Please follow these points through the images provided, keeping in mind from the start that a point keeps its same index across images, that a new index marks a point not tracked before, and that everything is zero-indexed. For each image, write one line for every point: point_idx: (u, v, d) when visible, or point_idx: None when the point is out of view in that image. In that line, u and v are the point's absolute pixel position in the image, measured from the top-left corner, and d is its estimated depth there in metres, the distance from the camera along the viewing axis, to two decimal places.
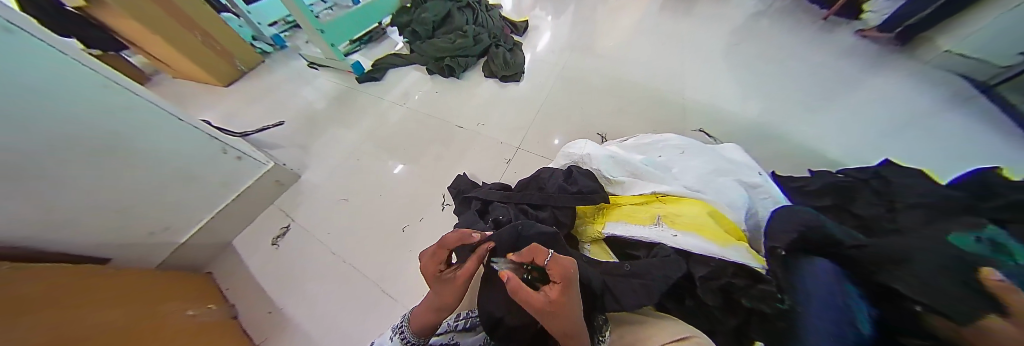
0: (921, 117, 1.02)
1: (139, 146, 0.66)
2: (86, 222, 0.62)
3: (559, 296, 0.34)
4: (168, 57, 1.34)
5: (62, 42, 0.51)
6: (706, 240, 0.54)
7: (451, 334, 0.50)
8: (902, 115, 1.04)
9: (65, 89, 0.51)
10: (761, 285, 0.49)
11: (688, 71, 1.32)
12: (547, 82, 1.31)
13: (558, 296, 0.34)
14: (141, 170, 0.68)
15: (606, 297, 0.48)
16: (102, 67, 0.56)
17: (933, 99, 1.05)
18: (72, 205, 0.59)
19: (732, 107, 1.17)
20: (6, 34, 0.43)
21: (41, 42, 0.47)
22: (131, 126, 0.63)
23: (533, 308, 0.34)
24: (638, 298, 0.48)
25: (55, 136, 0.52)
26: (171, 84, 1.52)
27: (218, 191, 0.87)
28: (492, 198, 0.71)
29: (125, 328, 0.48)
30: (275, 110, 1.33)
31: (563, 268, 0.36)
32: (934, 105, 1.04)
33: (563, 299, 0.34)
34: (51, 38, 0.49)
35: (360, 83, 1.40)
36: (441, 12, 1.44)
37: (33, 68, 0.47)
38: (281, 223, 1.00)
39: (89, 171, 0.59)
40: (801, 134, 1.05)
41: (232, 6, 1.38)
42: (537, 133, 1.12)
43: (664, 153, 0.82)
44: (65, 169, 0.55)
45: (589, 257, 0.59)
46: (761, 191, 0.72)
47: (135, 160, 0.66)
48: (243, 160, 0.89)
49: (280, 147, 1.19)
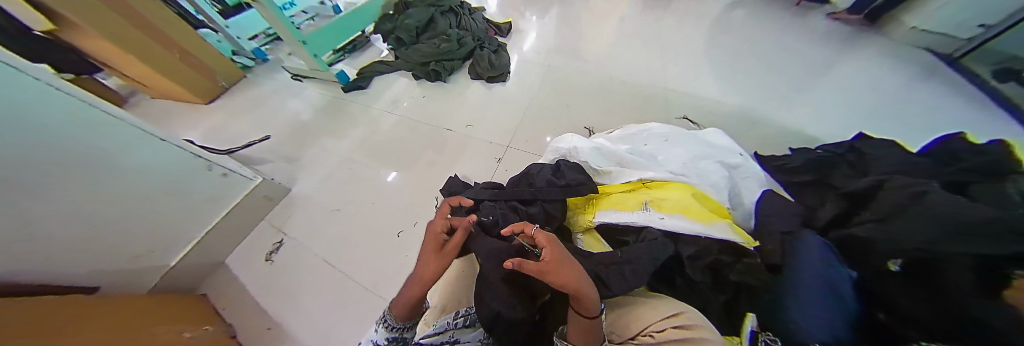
0: (897, 91, 1.08)
1: (124, 167, 0.65)
2: (73, 244, 0.60)
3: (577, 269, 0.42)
4: (147, 78, 1.31)
5: (31, 66, 0.48)
6: (691, 220, 0.59)
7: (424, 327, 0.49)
8: (874, 92, 1.10)
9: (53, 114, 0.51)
10: (744, 260, 0.56)
11: (670, 63, 1.37)
12: (535, 81, 1.34)
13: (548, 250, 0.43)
14: (125, 191, 0.66)
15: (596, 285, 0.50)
16: (73, 89, 0.54)
17: (903, 74, 1.12)
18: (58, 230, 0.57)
19: (713, 95, 1.22)
20: None
21: (11, 68, 0.45)
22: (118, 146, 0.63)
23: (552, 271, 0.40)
24: (628, 282, 0.49)
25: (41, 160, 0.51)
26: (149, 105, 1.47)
27: (206, 208, 0.86)
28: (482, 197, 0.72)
29: None
30: (261, 124, 1.32)
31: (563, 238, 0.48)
32: (908, 79, 1.10)
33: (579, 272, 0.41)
34: (17, 63, 0.46)
35: (345, 92, 1.39)
36: (423, 17, 1.45)
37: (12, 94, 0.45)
38: (272, 239, 0.99)
39: (84, 193, 0.59)
40: (780, 117, 1.11)
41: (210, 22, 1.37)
42: (527, 132, 1.14)
43: (649, 142, 0.84)
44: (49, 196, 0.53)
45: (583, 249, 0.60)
46: (741, 171, 0.75)
47: (124, 180, 0.65)
48: (228, 176, 0.88)
49: (270, 162, 1.18)
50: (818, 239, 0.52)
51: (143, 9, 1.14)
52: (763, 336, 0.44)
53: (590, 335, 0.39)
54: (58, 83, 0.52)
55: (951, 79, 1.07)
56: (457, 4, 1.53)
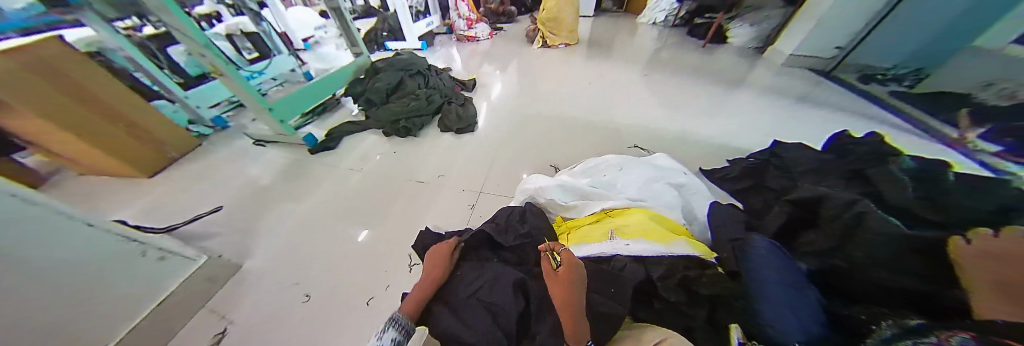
0: (788, 110, 1.38)
1: (70, 258, 0.61)
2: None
3: (568, 271, 0.55)
4: (78, 154, 1.22)
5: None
6: (654, 244, 0.63)
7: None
8: (777, 112, 1.37)
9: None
10: (707, 270, 0.58)
11: (615, 98, 1.59)
12: (501, 126, 1.46)
13: (564, 272, 0.55)
14: (60, 285, 0.58)
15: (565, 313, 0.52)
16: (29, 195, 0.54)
17: (790, 100, 1.43)
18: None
19: (653, 120, 1.42)
20: None
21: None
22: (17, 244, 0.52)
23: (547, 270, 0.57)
24: (607, 328, 0.51)
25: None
26: (76, 188, 1.34)
27: (138, 303, 0.74)
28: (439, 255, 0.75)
29: None
30: (216, 197, 1.25)
31: (570, 257, 0.58)
32: (792, 102, 1.42)
33: (567, 274, 0.54)
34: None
35: (314, 154, 1.39)
36: (393, 80, 1.57)
37: None
38: (215, 328, 0.87)
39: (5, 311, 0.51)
40: (712, 135, 1.31)
41: (167, 93, 1.40)
42: (497, 175, 1.21)
43: (607, 172, 0.94)
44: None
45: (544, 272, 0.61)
46: (687, 188, 0.87)
47: (51, 281, 0.57)
48: (167, 259, 0.81)
49: (225, 234, 1.11)
50: (767, 244, 0.58)
51: (85, 80, 1.13)
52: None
53: None
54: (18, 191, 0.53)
55: (809, 103, 1.40)
56: (424, 67, 1.70)
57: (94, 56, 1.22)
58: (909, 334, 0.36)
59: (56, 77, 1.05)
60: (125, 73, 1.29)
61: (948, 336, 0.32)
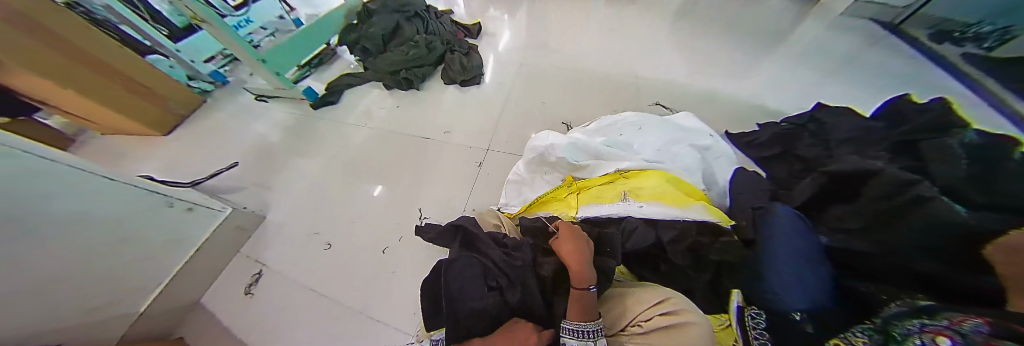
0: (844, 62, 1.18)
1: (97, 209, 0.64)
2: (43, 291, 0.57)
3: (568, 233, 0.55)
4: (85, 111, 1.22)
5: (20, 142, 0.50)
6: (668, 205, 0.60)
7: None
8: (829, 64, 1.18)
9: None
10: (722, 238, 0.56)
11: (638, 49, 1.41)
12: (509, 80, 1.35)
13: (564, 235, 0.56)
14: (87, 234, 0.63)
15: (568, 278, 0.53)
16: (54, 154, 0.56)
17: (850, 48, 1.21)
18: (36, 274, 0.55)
19: (679, 76, 1.26)
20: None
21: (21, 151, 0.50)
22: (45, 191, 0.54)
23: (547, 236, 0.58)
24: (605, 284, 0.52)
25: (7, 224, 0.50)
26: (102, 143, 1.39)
27: (168, 249, 0.82)
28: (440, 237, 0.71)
29: None
30: (231, 152, 1.27)
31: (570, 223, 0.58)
32: (852, 51, 1.20)
33: (569, 235, 0.55)
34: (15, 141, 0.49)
35: (314, 109, 1.36)
36: (389, 25, 1.42)
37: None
38: (252, 269, 0.98)
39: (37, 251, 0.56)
40: (745, 93, 1.17)
41: (159, 47, 1.30)
42: (504, 133, 1.15)
43: (623, 131, 0.87)
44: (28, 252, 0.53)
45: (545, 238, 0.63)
46: (710, 151, 0.80)
47: (74, 236, 0.61)
48: (194, 210, 0.86)
49: (243, 188, 1.15)
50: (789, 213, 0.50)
51: (74, 37, 1.07)
52: (750, 311, 0.47)
53: (584, 307, 0.44)
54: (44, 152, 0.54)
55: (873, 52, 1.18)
56: (422, 9, 1.51)
57: (74, 8, 1.10)
58: (918, 312, 0.30)
59: (46, 35, 1.00)
60: (109, 26, 1.19)
61: (961, 320, 0.24)
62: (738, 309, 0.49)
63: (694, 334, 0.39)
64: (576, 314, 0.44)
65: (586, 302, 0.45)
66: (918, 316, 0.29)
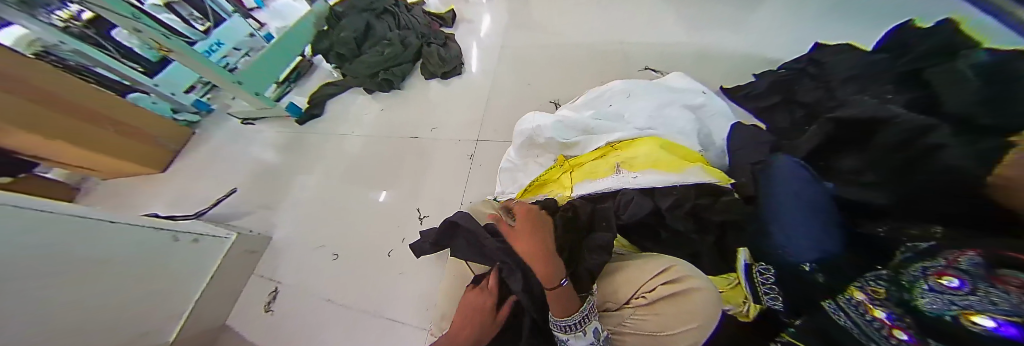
0: None
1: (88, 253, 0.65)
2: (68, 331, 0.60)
3: (526, 223, 0.51)
4: (79, 160, 1.23)
5: None
6: (663, 172, 0.58)
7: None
8: None
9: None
10: (723, 197, 0.55)
11: (621, 11, 1.33)
12: (491, 65, 1.30)
13: (522, 225, 0.51)
14: (100, 276, 0.66)
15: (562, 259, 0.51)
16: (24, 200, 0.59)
17: None
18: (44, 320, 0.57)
19: (666, 35, 1.20)
20: None
21: None
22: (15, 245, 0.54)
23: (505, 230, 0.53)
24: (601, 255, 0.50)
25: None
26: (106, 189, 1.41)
27: (191, 279, 0.87)
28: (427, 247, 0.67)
29: None
30: (229, 179, 1.28)
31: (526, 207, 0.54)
32: None
33: (528, 224, 0.51)
34: None
35: (303, 125, 1.35)
36: (360, 27, 1.38)
37: None
38: (268, 289, 1.01)
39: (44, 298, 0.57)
40: (738, 43, 1.11)
41: (136, 85, 1.27)
42: (492, 122, 1.13)
43: (612, 101, 0.84)
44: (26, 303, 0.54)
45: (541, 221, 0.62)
46: (703, 109, 0.77)
47: (82, 274, 0.63)
48: (200, 240, 0.91)
49: (247, 213, 1.17)
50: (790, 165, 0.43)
51: (41, 83, 1.07)
52: (757, 267, 0.46)
53: (563, 302, 0.44)
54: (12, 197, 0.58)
55: None
56: (390, 3, 1.45)
57: (44, 58, 1.14)
58: (921, 254, 0.25)
59: (17, 89, 1.03)
60: (84, 71, 1.20)
61: (959, 255, 0.21)
62: (746, 267, 0.49)
63: (698, 298, 0.40)
64: (558, 310, 0.44)
65: (565, 297, 0.44)
66: (920, 260, 0.25)
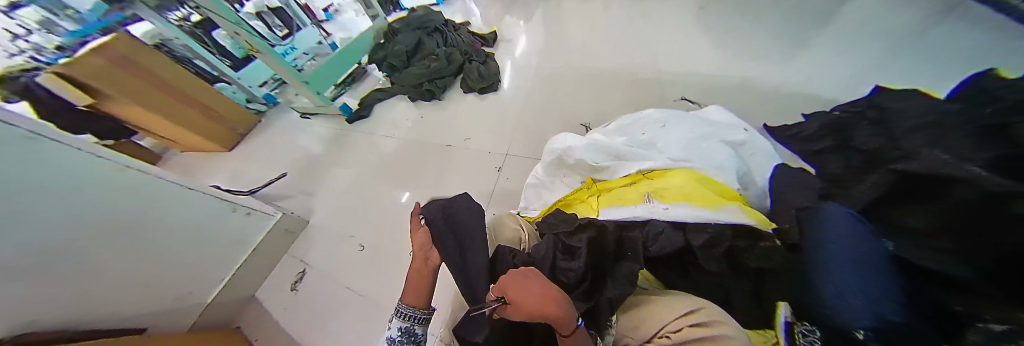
0: (920, 30, 0.99)
1: (168, 213, 0.76)
2: (118, 279, 0.68)
3: (513, 293, 0.38)
4: (169, 133, 1.44)
5: (75, 140, 0.59)
6: (697, 207, 0.56)
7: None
8: (898, 37, 1.00)
9: (29, 157, 0.51)
10: (763, 242, 0.49)
11: (661, 42, 1.34)
12: (527, 83, 1.36)
13: (512, 296, 0.38)
14: (165, 236, 0.75)
15: (580, 288, 0.50)
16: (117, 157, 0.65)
17: (926, 13, 1.02)
18: (104, 266, 0.65)
19: (708, 67, 1.18)
20: (34, 143, 0.52)
21: (68, 147, 0.57)
22: (102, 197, 0.63)
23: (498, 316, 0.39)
24: (625, 287, 0.46)
25: (67, 222, 0.58)
26: (181, 161, 1.63)
27: (236, 251, 0.96)
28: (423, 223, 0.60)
29: None
30: (280, 164, 1.43)
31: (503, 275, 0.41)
32: (931, 16, 1.01)
33: (518, 290, 0.38)
34: (68, 139, 0.58)
35: (350, 123, 1.48)
36: (411, 42, 1.52)
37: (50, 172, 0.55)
38: (297, 269, 1.09)
39: (111, 247, 0.66)
40: (788, 80, 1.05)
41: (223, 76, 1.47)
42: (522, 137, 1.16)
43: (646, 130, 0.84)
44: (89, 247, 0.62)
45: (557, 239, 0.59)
46: (745, 145, 0.74)
47: (156, 234, 0.74)
48: (252, 214, 0.98)
49: (290, 197, 1.28)
50: (842, 214, 0.38)
51: (154, 66, 1.30)
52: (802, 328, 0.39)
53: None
54: (107, 153, 0.64)
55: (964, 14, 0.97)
56: (440, 23, 1.59)
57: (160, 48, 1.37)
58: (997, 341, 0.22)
59: (137, 71, 1.26)
60: (186, 61, 1.42)
61: None
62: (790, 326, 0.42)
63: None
64: None
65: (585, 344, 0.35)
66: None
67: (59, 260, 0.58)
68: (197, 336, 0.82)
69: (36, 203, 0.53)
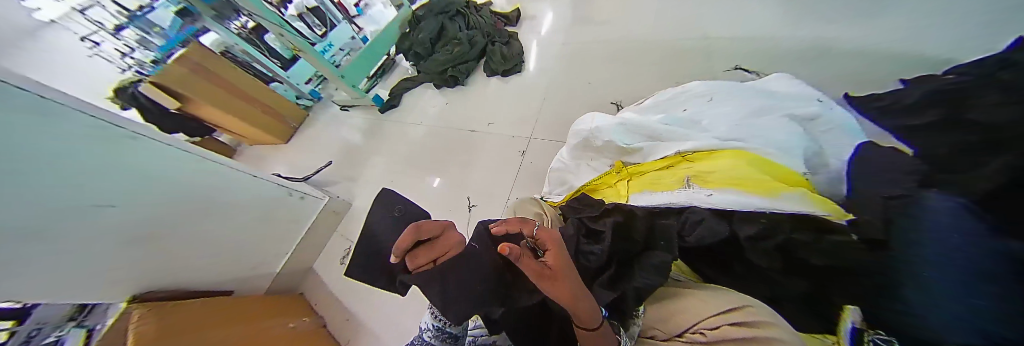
0: None
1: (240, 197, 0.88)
2: (208, 252, 0.83)
3: (556, 260, 0.36)
4: (237, 129, 1.65)
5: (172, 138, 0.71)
6: (748, 193, 0.48)
7: (71, 328, 0.62)
8: None
9: (123, 154, 0.61)
10: (831, 235, 0.41)
11: (711, 1, 1.15)
12: (552, 62, 1.29)
13: (552, 260, 0.36)
14: (238, 218, 0.88)
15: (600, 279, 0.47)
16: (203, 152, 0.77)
17: None
18: (196, 241, 0.79)
19: (770, 28, 0.99)
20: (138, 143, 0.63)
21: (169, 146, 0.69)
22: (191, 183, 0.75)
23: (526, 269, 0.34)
24: (654, 277, 0.42)
25: (166, 206, 0.70)
26: (251, 152, 1.89)
27: (295, 230, 1.10)
28: (394, 267, 0.42)
29: (239, 331, 0.70)
30: (326, 153, 1.58)
31: (553, 232, 0.39)
32: None
33: (559, 261, 0.36)
34: (167, 138, 0.69)
35: (383, 113, 1.56)
36: (435, 28, 1.52)
37: (149, 164, 0.66)
38: (344, 246, 1.22)
39: (201, 226, 0.79)
40: (883, 35, 0.83)
41: (276, 75, 1.65)
42: (547, 120, 1.12)
43: (688, 106, 0.74)
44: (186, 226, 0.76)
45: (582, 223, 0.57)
46: (816, 119, 0.61)
47: (234, 216, 0.87)
48: (305, 198, 1.10)
49: (335, 182, 1.42)
50: (941, 206, 0.29)
51: (220, 70, 1.48)
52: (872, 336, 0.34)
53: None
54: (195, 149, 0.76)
55: None
56: (462, 6, 1.55)
57: (226, 55, 1.56)
58: None
59: (212, 77, 1.46)
60: (246, 64, 1.60)
61: None
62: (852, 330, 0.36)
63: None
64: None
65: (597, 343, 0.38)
66: None
67: (164, 237, 0.72)
68: (270, 299, 0.98)
69: (139, 191, 0.65)
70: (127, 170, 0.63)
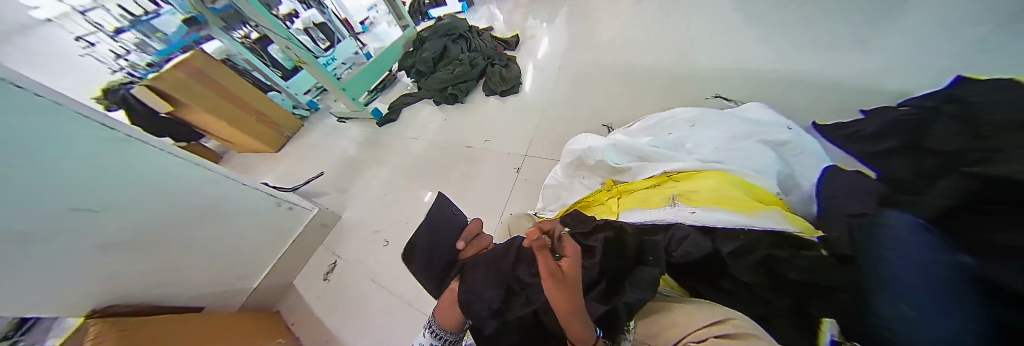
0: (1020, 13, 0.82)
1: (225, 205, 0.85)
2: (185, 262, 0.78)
3: (569, 267, 0.43)
4: (229, 136, 1.63)
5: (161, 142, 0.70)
6: (729, 212, 0.51)
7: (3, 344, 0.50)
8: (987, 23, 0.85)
9: (103, 155, 0.60)
10: (806, 252, 0.43)
11: (693, 38, 1.26)
12: (548, 86, 1.36)
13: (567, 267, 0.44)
14: (222, 226, 0.85)
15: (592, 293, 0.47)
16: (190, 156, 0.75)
17: None
18: (175, 250, 0.75)
19: (746, 65, 1.10)
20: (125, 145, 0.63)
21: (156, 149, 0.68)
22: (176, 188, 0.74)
23: (543, 266, 0.44)
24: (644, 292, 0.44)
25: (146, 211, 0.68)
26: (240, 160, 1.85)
27: (279, 241, 1.06)
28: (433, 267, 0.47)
29: None
30: (319, 163, 1.57)
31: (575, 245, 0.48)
32: None
33: (572, 269, 0.43)
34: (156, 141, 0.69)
35: (380, 126, 1.58)
36: (437, 49, 1.59)
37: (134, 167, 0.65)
38: (330, 260, 1.17)
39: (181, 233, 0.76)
40: (843, 76, 0.93)
41: (275, 85, 1.67)
42: (542, 139, 1.16)
43: (673, 130, 0.79)
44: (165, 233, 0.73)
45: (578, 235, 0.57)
46: (787, 146, 0.67)
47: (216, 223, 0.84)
48: (294, 209, 1.07)
49: (326, 193, 1.40)
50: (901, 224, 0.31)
51: (215, 74, 1.48)
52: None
53: None
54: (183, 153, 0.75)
55: None
56: (464, 30, 1.65)
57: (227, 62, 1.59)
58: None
59: (206, 80, 1.45)
60: (246, 72, 1.63)
61: None
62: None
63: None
64: None
65: None
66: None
67: (142, 244, 0.69)
68: (244, 316, 0.92)
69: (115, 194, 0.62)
70: (115, 171, 0.62)
